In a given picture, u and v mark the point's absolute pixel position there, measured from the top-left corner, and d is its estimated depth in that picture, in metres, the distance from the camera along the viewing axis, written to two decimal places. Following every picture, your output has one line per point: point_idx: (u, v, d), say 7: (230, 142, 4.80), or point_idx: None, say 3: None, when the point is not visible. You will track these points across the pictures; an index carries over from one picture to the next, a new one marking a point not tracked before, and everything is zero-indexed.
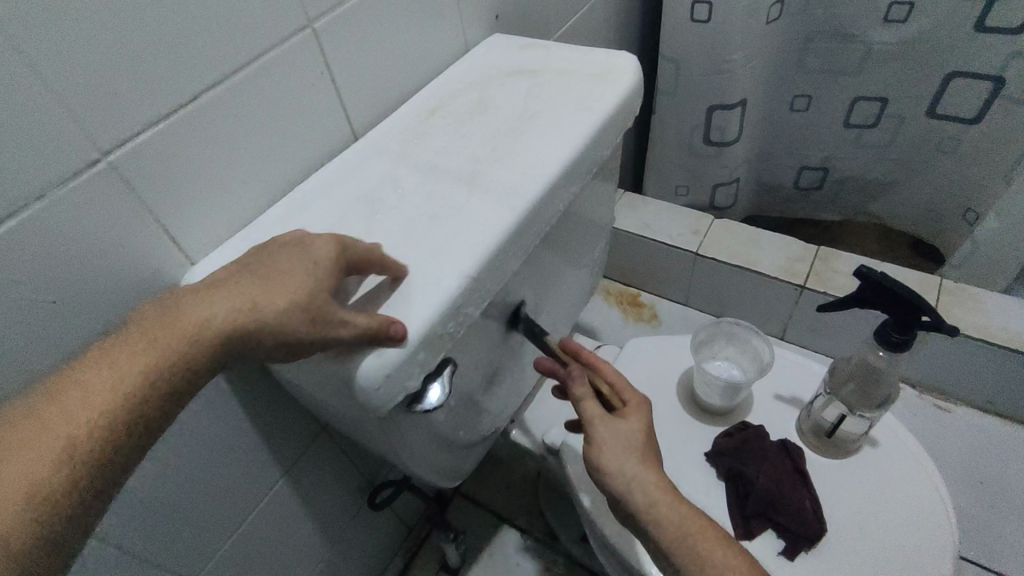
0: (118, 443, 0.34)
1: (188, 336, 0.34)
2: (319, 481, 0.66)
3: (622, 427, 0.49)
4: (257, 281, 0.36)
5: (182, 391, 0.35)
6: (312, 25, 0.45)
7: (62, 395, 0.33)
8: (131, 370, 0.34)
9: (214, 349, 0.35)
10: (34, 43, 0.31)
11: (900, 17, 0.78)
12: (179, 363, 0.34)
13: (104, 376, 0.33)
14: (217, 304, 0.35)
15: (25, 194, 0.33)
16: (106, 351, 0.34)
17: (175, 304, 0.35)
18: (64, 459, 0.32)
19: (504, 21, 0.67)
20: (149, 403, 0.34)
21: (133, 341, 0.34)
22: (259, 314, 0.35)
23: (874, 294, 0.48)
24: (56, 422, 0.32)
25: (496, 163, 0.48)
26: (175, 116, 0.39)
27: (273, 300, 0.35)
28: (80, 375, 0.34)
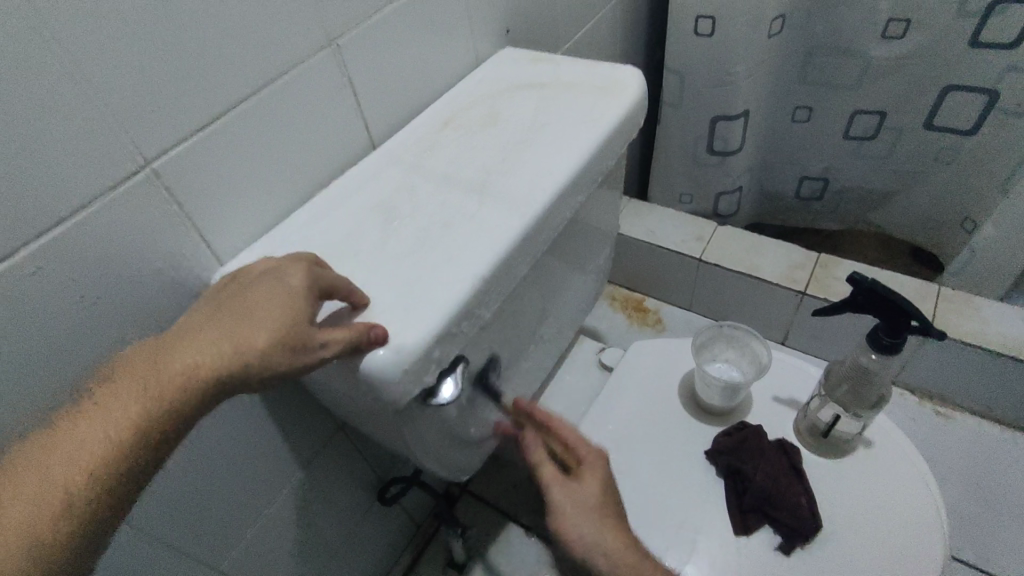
0: (124, 478, 0.35)
1: (178, 378, 0.35)
2: (333, 475, 0.69)
3: (576, 491, 0.50)
4: (235, 319, 0.37)
5: (180, 429, 0.36)
6: (336, 42, 0.48)
7: (74, 428, 0.34)
8: (135, 406, 0.35)
9: (207, 388, 0.36)
10: (92, 62, 0.34)
11: (897, 33, 0.81)
12: (176, 402, 0.35)
13: (109, 412, 0.34)
14: (200, 346, 0.36)
15: (80, 198, 0.36)
16: (109, 389, 0.35)
17: (164, 347, 0.36)
18: (73, 493, 0.33)
19: (514, 36, 0.70)
20: (151, 440, 0.35)
21: (127, 387, 0.35)
22: (243, 352, 0.36)
23: (865, 299, 0.51)
24: (68, 455, 0.33)
25: (506, 172, 0.51)
26: (211, 126, 0.42)
27: (254, 336, 0.36)
28: (90, 408, 0.35)
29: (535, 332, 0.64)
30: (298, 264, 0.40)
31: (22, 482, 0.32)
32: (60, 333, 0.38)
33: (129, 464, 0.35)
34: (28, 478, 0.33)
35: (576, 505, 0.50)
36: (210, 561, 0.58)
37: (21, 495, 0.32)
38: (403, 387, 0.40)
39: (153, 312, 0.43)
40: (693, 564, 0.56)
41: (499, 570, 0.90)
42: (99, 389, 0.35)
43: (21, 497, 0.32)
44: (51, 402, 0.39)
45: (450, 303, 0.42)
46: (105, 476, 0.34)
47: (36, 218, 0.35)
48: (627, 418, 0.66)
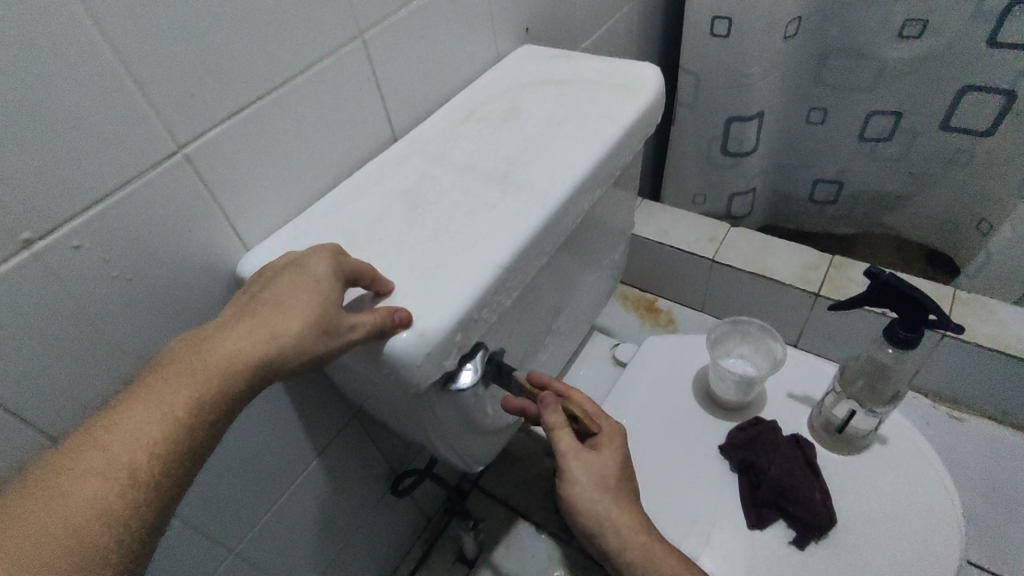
0: (181, 460, 0.35)
1: (222, 367, 0.36)
2: (348, 464, 0.70)
3: (597, 462, 0.51)
4: (268, 309, 0.39)
5: (227, 414, 0.37)
6: (362, 35, 0.50)
7: (130, 411, 0.34)
8: (187, 390, 0.35)
9: (250, 373, 0.37)
10: (132, 47, 0.36)
11: (913, 34, 0.81)
12: (222, 391, 0.36)
13: (163, 396, 0.35)
14: (239, 336, 0.37)
15: (116, 179, 0.38)
16: (158, 375, 0.36)
17: (206, 336, 0.37)
18: (136, 473, 0.33)
19: (534, 33, 0.71)
20: (203, 423, 0.36)
21: (173, 378, 0.36)
22: (281, 338, 0.37)
23: (881, 293, 0.51)
24: (129, 436, 0.34)
25: (526, 164, 0.52)
26: (241, 114, 0.43)
27: (290, 322, 0.38)
28: (143, 393, 0.35)
29: (550, 325, 0.65)
30: (320, 253, 0.41)
31: (86, 463, 0.33)
32: (97, 311, 0.39)
33: (185, 446, 0.35)
34: (91, 459, 0.33)
35: (597, 477, 0.50)
36: (228, 544, 0.59)
37: (86, 475, 0.32)
38: (425, 369, 0.41)
39: (183, 294, 0.44)
40: (706, 556, 0.56)
41: (509, 565, 0.90)
42: (149, 376, 0.36)
43: (86, 477, 0.32)
44: (88, 378, 0.40)
45: (473, 288, 0.42)
46: (164, 457, 0.34)
47: (75, 197, 0.36)
48: (640, 412, 0.66)
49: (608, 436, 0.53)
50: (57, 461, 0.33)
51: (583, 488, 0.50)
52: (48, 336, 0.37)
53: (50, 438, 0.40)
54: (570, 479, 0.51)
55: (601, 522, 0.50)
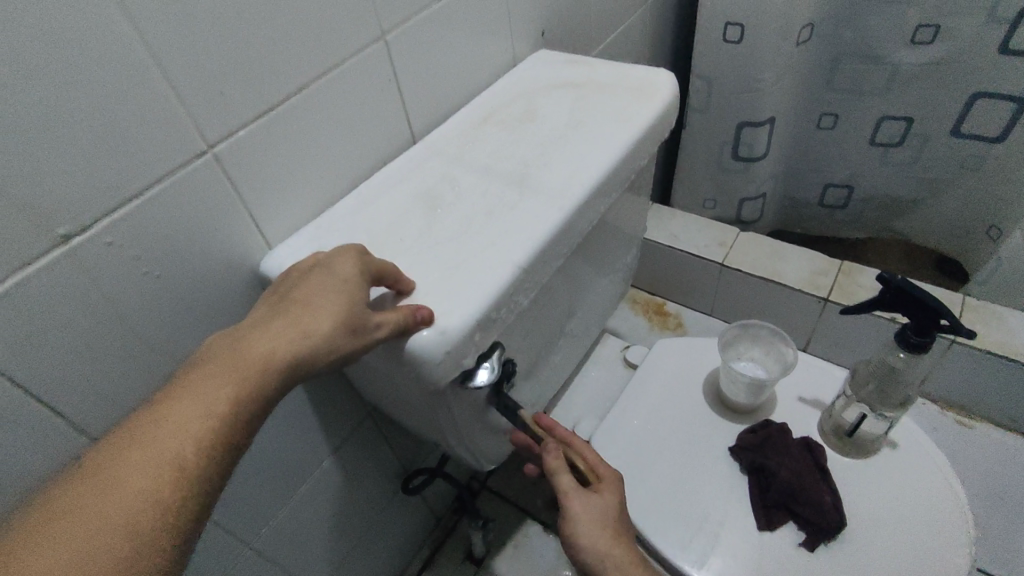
0: (225, 453, 0.35)
1: (261, 364, 0.37)
2: (361, 462, 0.71)
3: (597, 502, 0.52)
4: (298, 308, 0.39)
5: (265, 410, 0.37)
6: (384, 38, 0.51)
7: (176, 405, 0.35)
8: (229, 385, 0.36)
9: (287, 369, 0.38)
10: (166, 47, 0.37)
11: (926, 40, 0.81)
12: (261, 387, 0.37)
13: (206, 391, 0.35)
14: (275, 334, 0.38)
15: (148, 177, 0.39)
16: (200, 371, 0.36)
17: (244, 334, 0.38)
18: (184, 465, 0.34)
19: (549, 38, 0.72)
20: (244, 417, 0.36)
21: (215, 373, 0.36)
22: (313, 336, 0.38)
23: (893, 297, 0.51)
24: (176, 428, 0.34)
25: (544, 167, 0.53)
26: (267, 115, 0.44)
27: (321, 321, 0.39)
28: (187, 388, 0.36)
29: (563, 326, 0.65)
30: (346, 254, 0.42)
31: (137, 455, 0.33)
32: (127, 306, 0.40)
33: (228, 439, 0.35)
34: (142, 451, 0.33)
35: (597, 516, 0.52)
36: (244, 538, 0.59)
37: (138, 467, 0.33)
38: (445, 367, 0.42)
39: (208, 291, 0.45)
40: (716, 556, 0.57)
41: (518, 565, 0.91)
42: (190, 372, 0.37)
43: (138, 469, 0.33)
44: (116, 372, 0.41)
45: (492, 287, 0.43)
46: (210, 450, 0.35)
47: (110, 194, 0.37)
48: (651, 414, 0.67)
49: (606, 481, 0.55)
50: (108, 454, 0.33)
51: (581, 526, 0.51)
52: (81, 329, 0.38)
53: (79, 430, 0.41)
54: (571, 521, 0.52)
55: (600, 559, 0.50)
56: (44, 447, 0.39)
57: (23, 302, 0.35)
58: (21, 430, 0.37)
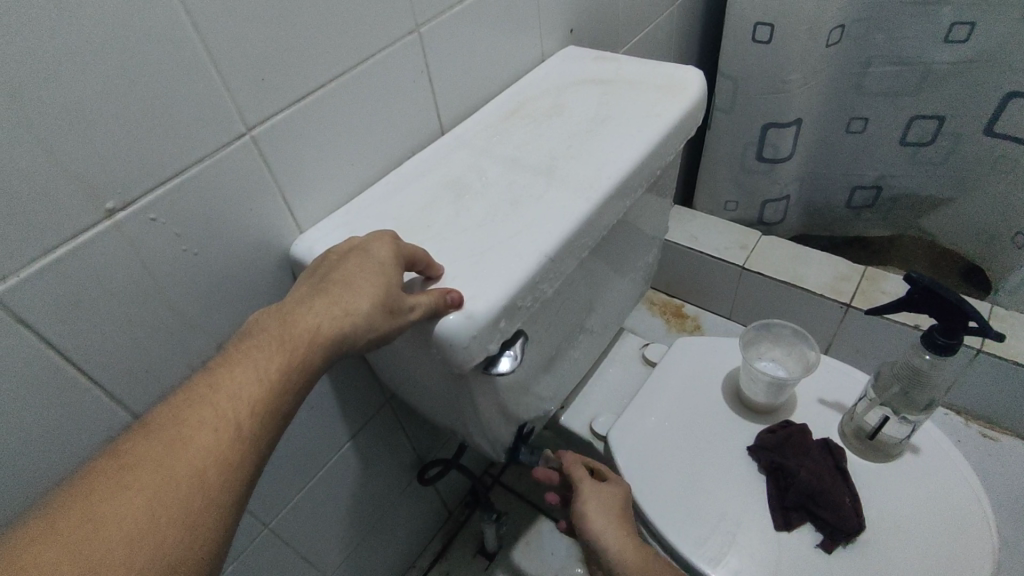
0: (275, 421, 0.37)
1: (305, 339, 0.38)
2: (378, 449, 0.71)
3: (603, 488, 0.59)
4: (338, 288, 0.40)
5: (309, 382, 0.39)
6: (419, 28, 0.52)
7: (231, 372, 0.36)
8: (279, 356, 0.37)
9: (330, 346, 0.39)
10: (213, 27, 0.38)
11: (960, 38, 0.80)
12: (305, 360, 0.38)
13: (258, 361, 0.37)
14: (317, 312, 0.39)
15: (191, 155, 0.40)
16: (249, 344, 0.38)
17: (289, 311, 0.39)
18: (241, 428, 0.35)
19: (578, 34, 0.72)
20: (293, 388, 0.38)
21: (265, 346, 0.38)
22: (354, 315, 0.39)
23: (922, 297, 0.51)
24: (233, 394, 0.36)
25: (571, 159, 0.53)
26: (304, 99, 0.45)
27: (360, 300, 0.40)
28: (239, 358, 0.37)
29: (583, 320, 0.66)
30: (382, 238, 0.43)
31: (197, 417, 0.34)
32: (166, 281, 0.42)
33: (278, 407, 0.37)
34: (201, 413, 0.35)
35: (600, 500, 0.57)
36: (264, 517, 0.61)
37: (199, 427, 0.34)
38: (470, 350, 0.42)
39: (240, 271, 0.46)
40: (733, 555, 0.57)
41: (529, 561, 0.91)
42: (239, 345, 0.38)
43: (199, 429, 0.34)
44: (154, 346, 0.43)
45: (518, 274, 0.44)
46: (264, 416, 0.36)
47: (156, 169, 0.38)
48: (669, 411, 0.67)
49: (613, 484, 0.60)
50: (170, 416, 0.34)
51: (585, 500, 0.57)
52: (123, 302, 0.39)
53: (116, 401, 0.42)
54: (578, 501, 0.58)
55: (598, 531, 0.54)
56: (85, 417, 0.40)
57: (69, 270, 0.36)
58: (66, 397, 0.39)
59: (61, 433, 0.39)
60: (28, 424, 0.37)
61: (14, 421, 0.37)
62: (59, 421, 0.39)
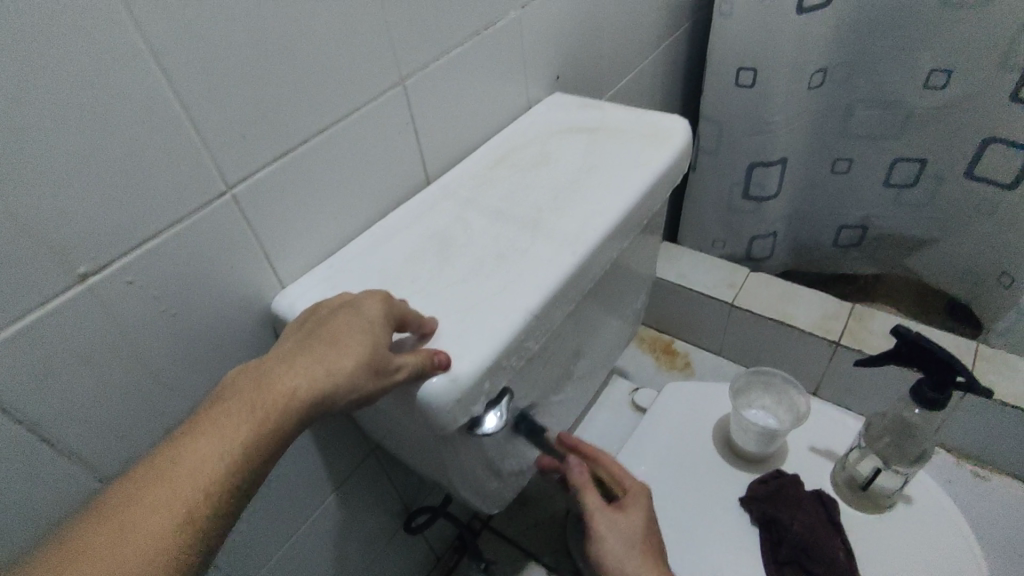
0: (235, 496, 0.36)
1: (279, 404, 0.37)
2: (364, 500, 0.70)
3: (620, 519, 0.55)
4: (323, 346, 0.39)
5: (278, 450, 0.38)
6: (403, 82, 0.52)
7: (195, 442, 0.35)
8: (248, 423, 0.36)
9: (307, 408, 0.38)
10: (194, 90, 0.38)
11: (938, 84, 0.82)
12: (279, 425, 0.37)
13: (226, 429, 0.36)
14: (297, 373, 0.38)
15: (168, 218, 0.39)
16: (219, 408, 0.37)
17: (267, 370, 0.38)
18: (198, 505, 0.34)
19: (564, 81, 0.73)
20: (261, 456, 0.37)
21: (234, 413, 0.36)
22: (337, 375, 0.38)
23: (909, 351, 0.51)
24: (192, 469, 0.34)
25: (557, 211, 0.53)
26: (287, 157, 0.45)
27: (345, 359, 0.39)
28: (205, 425, 0.36)
29: (572, 368, 0.65)
30: (373, 295, 0.42)
31: (151, 497, 0.33)
32: (142, 344, 0.40)
33: (240, 480, 0.36)
34: (155, 493, 0.34)
35: (620, 540, 0.54)
36: None
37: (151, 510, 0.33)
38: (454, 413, 0.41)
39: (221, 329, 0.45)
40: None
41: None
42: (211, 408, 0.37)
43: (152, 511, 0.33)
44: (129, 410, 0.41)
45: (504, 332, 0.43)
46: (222, 493, 0.35)
47: (130, 234, 0.37)
48: (660, 460, 0.66)
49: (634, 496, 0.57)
50: (127, 492, 0.34)
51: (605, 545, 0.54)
52: (95, 367, 0.38)
53: (86, 467, 0.40)
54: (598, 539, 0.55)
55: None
56: (52, 485, 0.39)
57: (36, 341, 0.35)
58: (31, 467, 0.37)
59: (25, 502, 0.38)
60: None
61: None
62: (25, 490, 0.38)
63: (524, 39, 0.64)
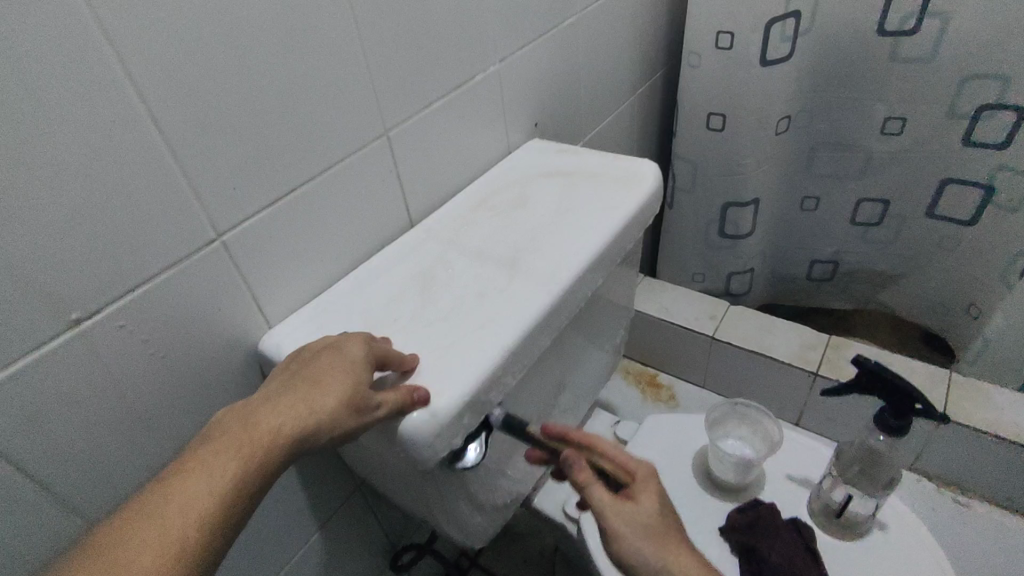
0: (224, 530, 0.37)
1: (266, 441, 0.39)
2: (349, 537, 0.70)
3: (635, 512, 0.50)
4: (307, 386, 0.41)
5: (264, 485, 0.39)
6: (387, 134, 0.55)
7: (185, 480, 0.36)
8: (236, 460, 0.38)
9: (292, 445, 0.39)
10: (187, 148, 0.41)
11: (895, 130, 0.87)
12: (266, 462, 0.38)
13: (215, 466, 0.37)
14: (283, 411, 0.40)
15: (162, 262, 0.41)
16: (208, 446, 0.38)
17: (252, 410, 0.40)
18: (189, 539, 0.35)
19: (542, 127, 0.77)
20: (249, 491, 0.38)
21: (223, 450, 0.38)
22: (319, 413, 0.40)
23: (870, 379, 0.53)
24: (181, 507, 0.36)
25: (534, 252, 0.56)
26: (275, 207, 0.48)
27: (327, 398, 0.40)
28: (195, 463, 0.37)
29: (554, 402, 0.67)
30: (356, 337, 0.44)
31: (144, 532, 0.35)
32: (132, 385, 0.42)
33: (228, 515, 0.37)
34: (148, 528, 0.35)
35: (639, 531, 0.50)
36: None
37: (143, 546, 0.34)
38: (434, 447, 0.43)
39: (209, 368, 0.47)
40: None
41: None
42: (200, 446, 0.38)
43: (146, 545, 0.34)
44: (117, 450, 0.43)
45: (481, 368, 0.45)
46: (212, 527, 0.36)
47: (125, 279, 0.40)
48: None
49: (642, 480, 0.52)
50: (120, 528, 0.35)
51: (626, 542, 0.50)
52: (87, 408, 0.40)
53: (74, 507, 0.41)
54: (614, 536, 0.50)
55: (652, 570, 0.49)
56: (40, 525, 0.40)
57: (30, 384, 0.36)
58: (20, 507, 0.38)
59: (12, 542, 0.39)
60: None
61: None
62: (13, 531, 0.39)
63: (502, 90, 0.68)
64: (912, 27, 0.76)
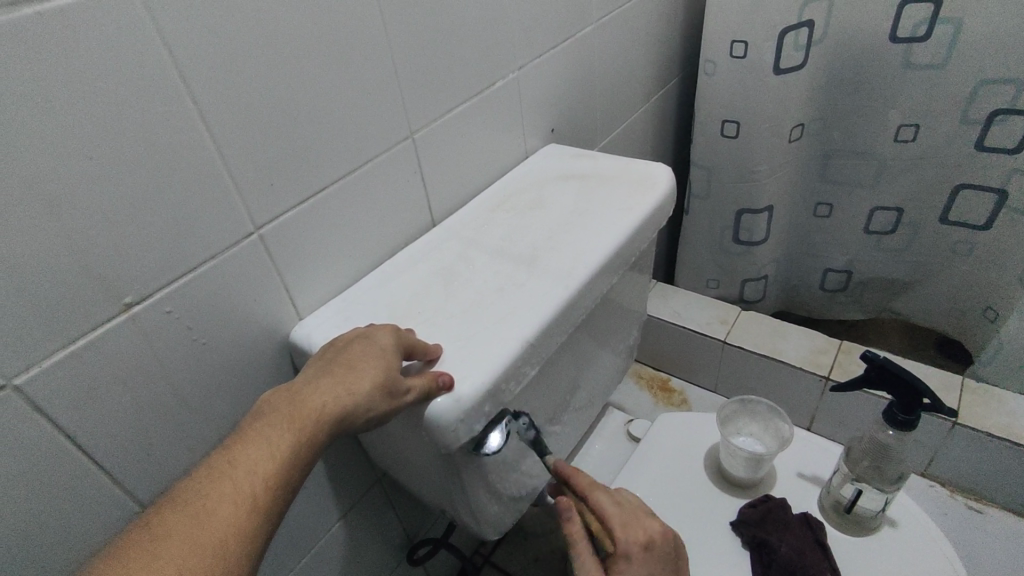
0: (283, 495, 0.39)
1: (313, 417, 0.41)
2: (369, 529, 0.72)
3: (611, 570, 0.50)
4: (343, 370, 0.44)
5: (312, 458, 0.41)
6: (412, 135, 0.58)
7: (246, 447, 0.39)
8: (288, 434, 0.40)
9: (334, 422, 0.42)
10: (229, 144, 0.43)
11: (908, 137, 0.89)
12: (312, 437, 0.41)
13: (271, 437, 0.40)
14: (325, 392, 0.42)
15: (208, 251, 0.44)
16: (261, 422, 0.41)
17: (296, 391, 0.42)
18: (256, 498, 0.38)
19: (558, 133, 0.79)
20: (300, 463, 0.41)
21: (278, 423, 0.40)
22: (357, 395, 0.42)
23: (878, 375, 0.55)
24: (248, 469, 0.38)
25: (552, 250, 0.58)
26: (308, 203, 0.50)
27: (363, 381, 0.43)
28: (252, 435, 0.40)
29: (569, 399, 0.69)
30: (385, 328, 0.47)
31: (218, 490, 0.37)
32: (175, 369, 0.45)
33: (286, 481, 0.39)
34: (219, 487, 0.37)
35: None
36: None
37: (220, 501, 0.37)
38: (458, 432, 0.45)
39: (244, 356, 0.50)
40: None
41: None
42: (253, 422, 0.41)
43: (220, 501, 0.37)
44: (159, 430, 0.45)
45: (502, 358, 0.48)
46: (275, 490, 0.38)
47: (174, 266, 0.43)
48: (654, 487, 0.69)
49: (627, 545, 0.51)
50: (193, 488, 0.37)
51: None
52: (133, 389, 0.42)
53: (119, 484, 0.44)
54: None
55: None
56: (87, 502, 0.42)
57: (85, 362, 0.39)
58: (72, 481, 0.41)
59: (63, 517, 0.41)
60: (31, 508, 0.39)
61: (26, 506, 0.39)
62: (63, 506, 0.41)
63: (522, 96, 0.70)
64: (924, 34, 0.78)
